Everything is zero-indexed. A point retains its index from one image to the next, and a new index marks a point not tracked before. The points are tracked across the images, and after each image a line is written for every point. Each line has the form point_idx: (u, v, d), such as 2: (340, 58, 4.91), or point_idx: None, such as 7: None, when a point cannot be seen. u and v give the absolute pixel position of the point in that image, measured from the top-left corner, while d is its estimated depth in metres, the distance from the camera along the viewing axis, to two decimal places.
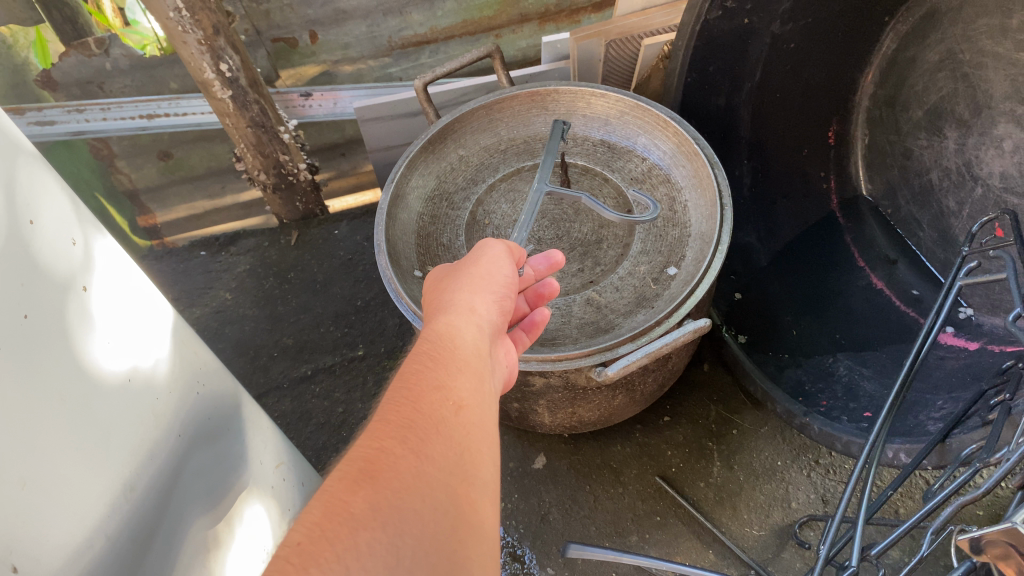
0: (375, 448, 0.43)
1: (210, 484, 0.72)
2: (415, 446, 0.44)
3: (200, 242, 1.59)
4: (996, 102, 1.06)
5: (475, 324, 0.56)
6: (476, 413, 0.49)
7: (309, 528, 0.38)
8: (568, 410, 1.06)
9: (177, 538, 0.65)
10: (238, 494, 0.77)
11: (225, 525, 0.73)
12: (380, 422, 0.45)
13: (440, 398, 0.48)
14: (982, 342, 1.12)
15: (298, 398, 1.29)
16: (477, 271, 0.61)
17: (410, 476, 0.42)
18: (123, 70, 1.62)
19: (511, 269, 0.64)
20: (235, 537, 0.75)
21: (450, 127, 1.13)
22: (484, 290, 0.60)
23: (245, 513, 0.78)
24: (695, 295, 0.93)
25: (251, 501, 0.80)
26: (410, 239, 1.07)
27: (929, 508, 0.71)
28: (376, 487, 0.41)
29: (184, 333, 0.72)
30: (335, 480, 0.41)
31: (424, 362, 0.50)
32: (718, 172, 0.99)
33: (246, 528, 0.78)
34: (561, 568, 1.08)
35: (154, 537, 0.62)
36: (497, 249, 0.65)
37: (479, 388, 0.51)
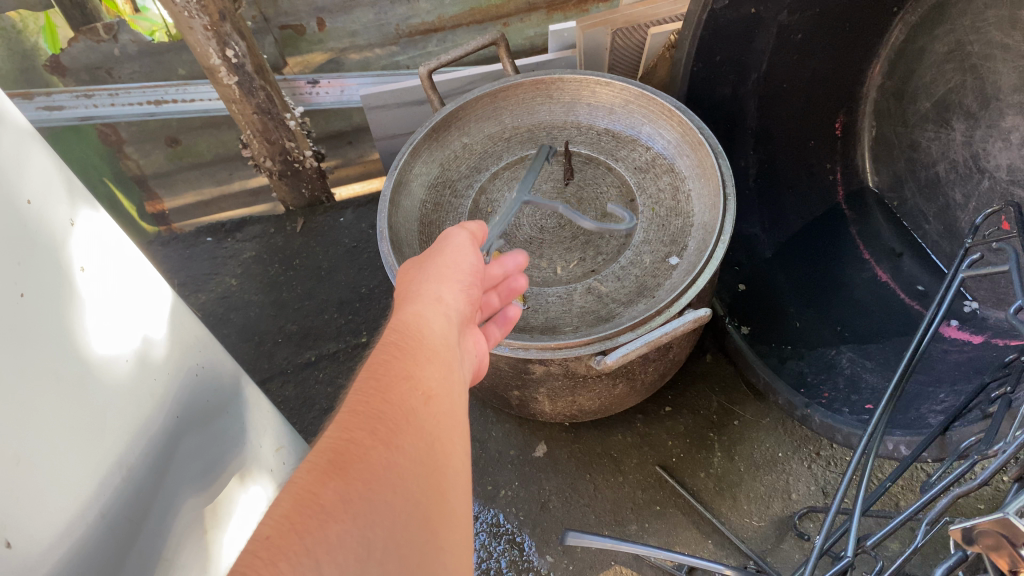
0: (344, 439, 0.43)
1: (207, 470, 0.73)
2: (384, 436, 0.44)
3: (206, 229, 1.59)
4: (1004, 94, 1.05)
5: (443, 315, 0.57)
6: (446, 402, 0.49)
7: (279, 521, 0.39)
8: (569, 398, 1.06)
9: (173, 519, 0.66)
10: (237, 475, 0.78)
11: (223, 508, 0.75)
12: (349, 413, 0.45)
13: (408, 387, 0.48)
14: (987, 335, 1.12)
15: (301, 383, 1.30)
16: (443, 260, 0.62)
17: (380, 468, 0.42)
18: (132, 56, 1.62)
19: (477, 257, 0.65)
20: (233, 522, 0.76)
21: (455, 114, 1.13)
22: (451, 280, 0.61)
23: (245, 497, 0.79)
24: (696, 285, 0.93)
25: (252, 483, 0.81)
26: (413, 226, 1.07)
27: (924, 501, 0.70)
28: (347, 480, 0.41)
29: (181, 315, 0.73)
30: (305, 473, 0.42)
31: (391, 352, 0.51)
32: (723, 162, 0.99)
33: (245, 510, 0.79)
34: (560, 556, 1.09)
35: (150, 519, 0.63)
36: (462, 237, 0.66)
37: (448, 377, 0.51)
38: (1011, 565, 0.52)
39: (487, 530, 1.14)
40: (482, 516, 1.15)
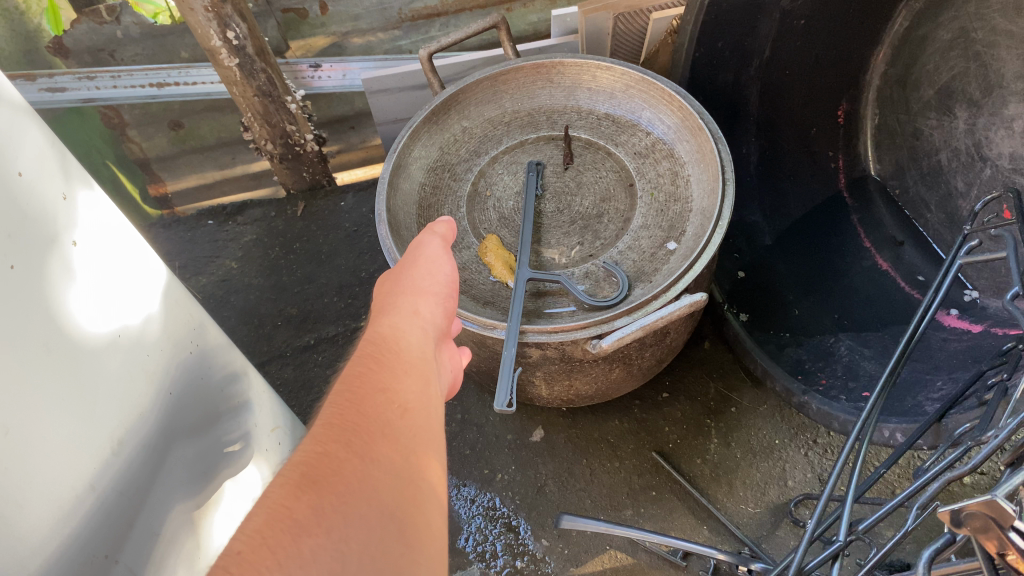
0: (319, 452, 0.43)
1: (193, 453, 0.73)
2: (360, 449, 0.44)
3: (208, 211, 1.59)
4: (1008, 82, 1.05)
5: (419, 327, 0.58)
6: (423, 414, 0.49)
7: (252, 537, 0.38)
8: (565, 383, 1.06)
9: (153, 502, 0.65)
10: (224, 462, 0.78)
11: (209, 490, 0.75)
12: (323, 427, 0.45)
13: (384, 401, 0.48)
14: (986, 325, 1.11)
15: (300, 365, 1.30)
16: (418, 274, 0.63)
17: (356, 480, 0.42)
18: (134, 38, 1.60)
19: (452, 268, 0.66)
20: (219, 503, 0.77)
21: (455, 97, 1.13)
22: (427, 295, 0.62)
23: (233, 479, 0.80)
24: (693, 270, 0.93)
25: (241, 466, 0.82)
26: (411, 209, 1.07)
27: (915, 487, 0.70)
28: (321, 493, 0.40)
29: (175, 292, 0.74)
30: (278, 487, 0.41)
31: (368, 365, 0.51)
32: (722, 147, 0.99)
33: (231, 492, 0.79)
34: (556, 539, 1.10)
35: (137, 498, 0.63)
36: (438, 248, 0.67)
37: (425, 390, 0.51)
38: (999, 548, 0.52)
39: (483, 513, 1.14)
40: (478, 499, 1.16)
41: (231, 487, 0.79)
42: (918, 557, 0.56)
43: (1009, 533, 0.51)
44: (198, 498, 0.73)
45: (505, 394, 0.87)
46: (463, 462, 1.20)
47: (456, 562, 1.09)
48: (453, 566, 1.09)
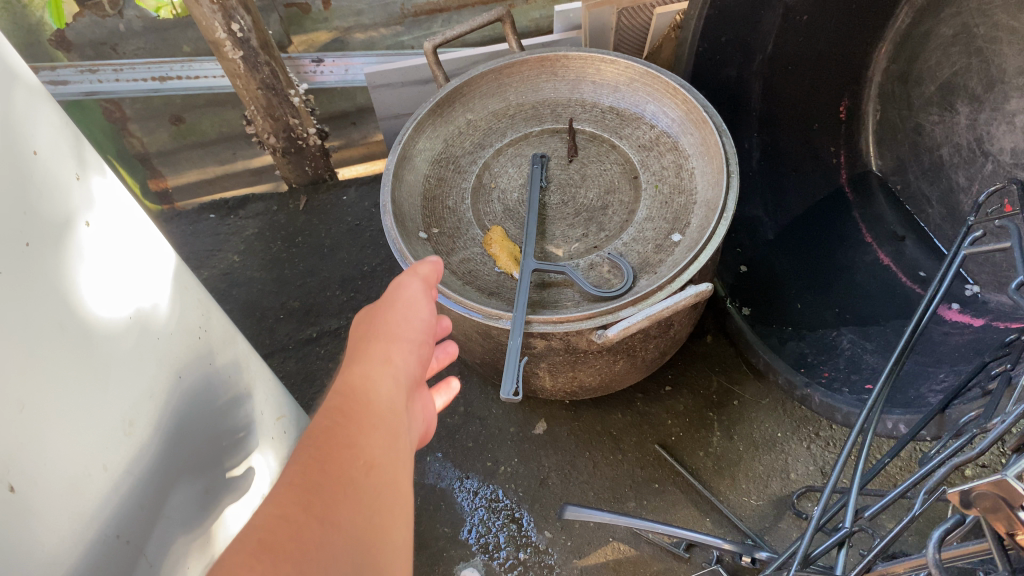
0: (279, 515, 0.41)
1: (203, 439, 0.72)
2: (321, 512, 0.42)
3: (209, 205, 1.59)
4: (1009, 77, 1.07)
5: (391, 377, 0.56)
6: (386, 475, 0.48)
7: None
8: (569, 374, 1.06)
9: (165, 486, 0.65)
10: (230, 452, 0.78)
11: (216, 480, 0.74)
12: (284, 485, 0.43)
13: (351, 458, 0.46)
14: (988, 318, 1.12)
15: (303, 358, 1.31)
16: (395, 318, 0.62)
17: (317, 549, 0.40)
18: (137, 32, 1.60)
19: (429, 313, 0.65)
20: (224, 494, 0.76)
21: (459, 90, 1.13)
22: (403, 341, 0.61)
23: (238, 469, 0.79)
24: (699, 260, 0.94)
25: (246, 456, 0.82)
26: (416, 201, 1.07)
27: (918, 475, 0.70)
28: (280, 560, 0.38)
29: (183, 280, 0.74)
30: (234, 548, 0.38)
31: (335, 419, 0.49)
32: (727, 140, 1.00)
33: (236, 483, 0.79)
34: (559, 531, 1.10)
35: (150, 485, 0.63)
36: (417, 290, 0.66)
37: (391, 448, 0.50)
38: (1008, 527, 0.53)
39: (486, 505, 1.14)
40: (481, 492, 1.15)
41: (236, 478, 0.79)
42: (929, 538, 0.56)
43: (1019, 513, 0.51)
44: (207, 487, 0.73)
45: (511, 382, 0.88)
46: (466, 455, 1.20)
47: (459, 554, 1.09)
48: (456, 558, 1.09)
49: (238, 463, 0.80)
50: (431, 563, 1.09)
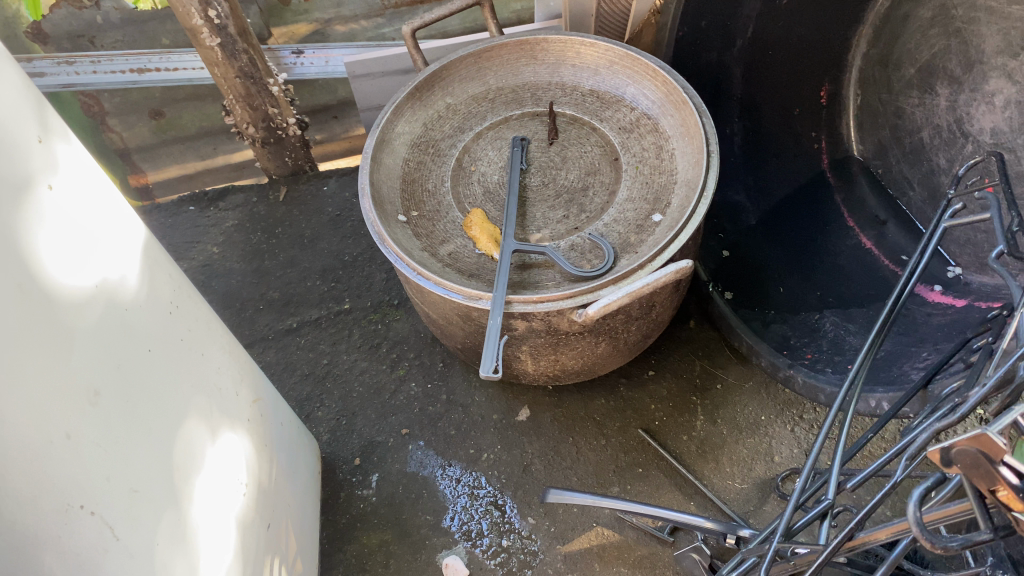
0: None
1: (176, 415, 0.71)
2: None
3: (189, 198, 1.58)
4: (987, 57, 1.08)
5: None
6: None
7: None
8: (551, 357, 1.05)
9: (136, 460, 0.63)
10: (207, 434, 0.76)
11: (193, 460, 0.72)
12: None
13: None
14: (970, 299, 1.12)
15: (283, 349, 1.31)
16: None
17: None
18: (114, 24, 1.60)
19: None
20: (205, 477, 0.74)
21: (439, 73, 1.12)
22: None
23: (217, 451, 0.77)
24: (679, 240, 0.93)
25: (223, 439, 0.80)
26: (395, 184, 1.06)
27: (898, 447, 0.69)
28: None
29: (154, 257, 0.73)
30: None
31: None
32: (707, 120, 1.00)
33: (216, 467, 0.77)
34: (542, 517, 1.09)
35: (121, 457, 0.61)
36: None
37: None
38: (989, 485, 0.52)
39: (468, 493, 1.12)
40: (464, 479, 1.14)
41: (216, 461, 0.77)
42: (910, 498, 0.55)
43: (1000, 467, 0.50)
44: (183, 466, 0.71)
45: (490, 360, 0.87)
46: (448, 443, 1.18)
47: (441, 542, 1.07)
48: (438, 546, 1.07)
49: (216, 446, 0.78)
50: (412, 551, 1.06)
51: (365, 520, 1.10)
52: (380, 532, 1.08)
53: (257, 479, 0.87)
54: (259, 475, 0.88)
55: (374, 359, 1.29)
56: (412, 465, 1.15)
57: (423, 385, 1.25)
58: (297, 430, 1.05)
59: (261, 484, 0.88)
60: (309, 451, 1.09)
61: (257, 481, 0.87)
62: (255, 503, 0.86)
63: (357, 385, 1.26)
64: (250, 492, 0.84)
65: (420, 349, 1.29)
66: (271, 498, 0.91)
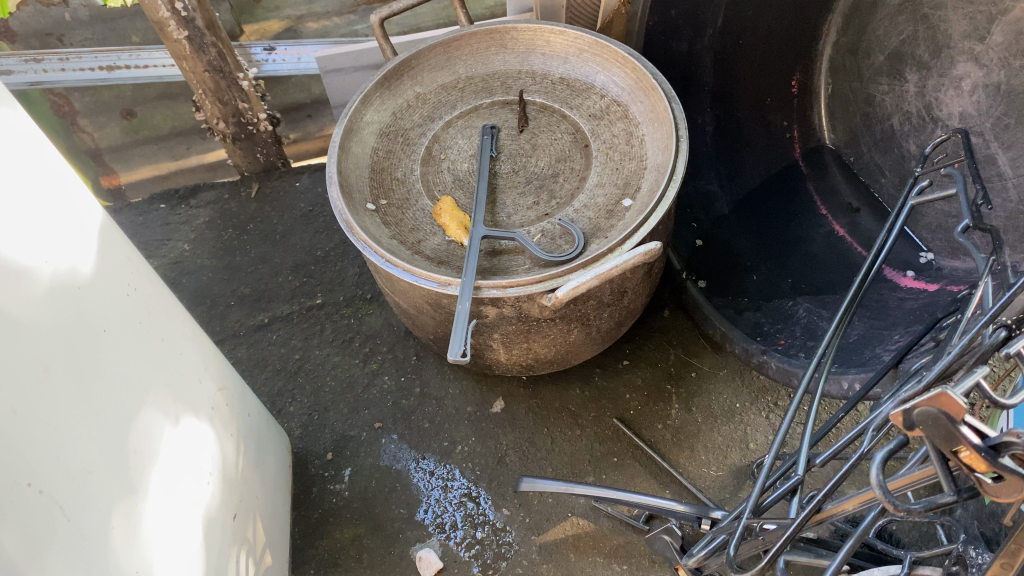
0: None
1: (133, 399, 0.69)
2: None
3: (159, 196, 1.56)
4: (955, 42, 1.09)
5: None
6: None
7: None
8: (524, 346, 1.03)
9: (88, 441, 0.61)
10: (166, 419, 0.74)
11: (152, 446, 0.70)
12: None
13: None
14: (942, 283, 1.12)
15: (254, 345, 1.30)
16: None
17: None
18: (82, 22, 1.58)
19: None
20: (164, 464, 0.72)
21: (407, 62, 1.12)
22: None
23: (177, 438, 0.76)
24: (649, 223, 0.92)
25: (184, 427, 0.78)
26: (363, 172, 1.04)
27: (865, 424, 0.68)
28: None
29: (111, 238, 0.71)
30: None
31: None
32: (675, 106, 1.00)
33: (177, 455, 0.75)
34: (517, 508, 1.08)
35: (73, 437, 0.59)
36: None
37: None
38: (950, 448, 0.48)
39: (442, 486, 1.11)
40: (437, 472, 1.12)
41: (176, 448, 0.75)
42: (873, 464, 0.53)
43: (958, 425, 0.46)
44: (141, 451, 0.69)
45: (459, 344, 0.86)
46: (422, 436, 1.16)
47: (415, 535, 1.06)
48: (412, 539, 1.05)
49: (176, 433, 0.76)
50: (386, 545, 1.05)
51: (338, 514, 1.08)
52: (353, 526, 1.07)
53: (223, 470, 0.85)
54: (225, 465, 0.86)
55: (346, 353, 1.27)
56: (385, 459, 1.14)
57: (396, 378, 1.23)
58: (265, 422, 1.04)
59: (227, 474, 0.86)
60: (279, 444, 1.08)
61: (222, 470, 0.85)
62: (222, 494, 0.84)
63: (329, 379, 1.24)
64: (216, 482, 0.83)
65: (392, 342, 1.28)
66: (237, 489, 0.89)
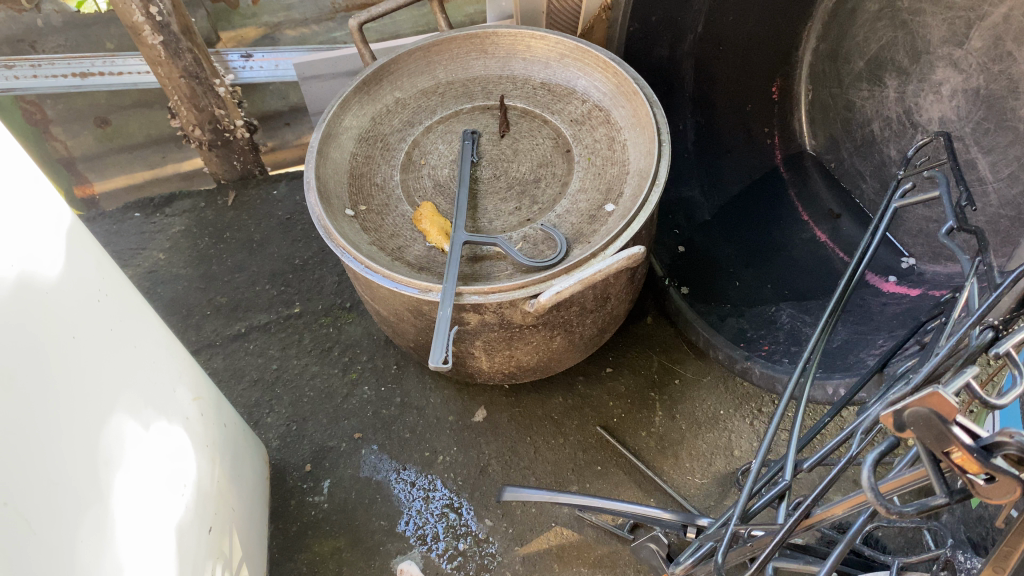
0: None
1: (101, 405, 0.66)
2: None
3: (134, 204, 1.53)
4: (934, 47, 1.09)
5: None
6: None
7: None
8: (506, 353, 1.01)
9: (51, 450, 0.58)
10: (137, 429, 0.72)
11: (122, 455, 0.68)
12: None
13: None
14: (924, 288, 1.12)
15: (231, 355, 1.27)
16: None
17: None
18: (55, 28, 1.55)
19: None
20: (135, 474, 0.70)
21: (386, 67, 1.11)
22: None
23: (149, 448, 0.73)
24: (632, 227, 0.91)
25: (156, 436, 0.75)
26: (342, 178, 1.03)
27: (849, 431, 0.67)
28: None
29: (81, 241, 0.69)
30: None
31: None
32: (656, 110, 0.99)
33: (148, 466, 0.73)
34: (500, 519, 1.06)
35: (36, 446, 0.57)
36: None
37: None
38: (940, 448, 0.46)
39: (423, 497, 1.08)
40: (418, 483, 1.10)
41: (148, 459, 0.73)
42: (864, 464, 0.51)
43: (950, 425, 0.45)
44: (111, 461, 0.66)
45: (440, 351, 0.84)
46: (403, 446, 1.14)
47: (396, 548, 1.03)
48: (393, 551, 1.03)
49: (147, 442, 0.73)
50: (366, 558, 1.02)
51: (316, 527, 1.05)
52: (333, 539, 1.04)
53: (197, 481, 0.83)
54: (200, 477, 0.84)
55: (325, 363, 1.25)
56: (366, 470, 1.12)
57: (377, 388, 1.21)
58: (241, 432, 1.01)
59: (202, 485, 0.84)
60: (256, 455, 1.05)
61: (197, 482, 0.83)
62: (196, 506, 0.81)
63: (307, 390, 1.22)
64: (191, 495, 0.80)
65: (372, 351, 1.26)
66: (213, 501, 0.86)
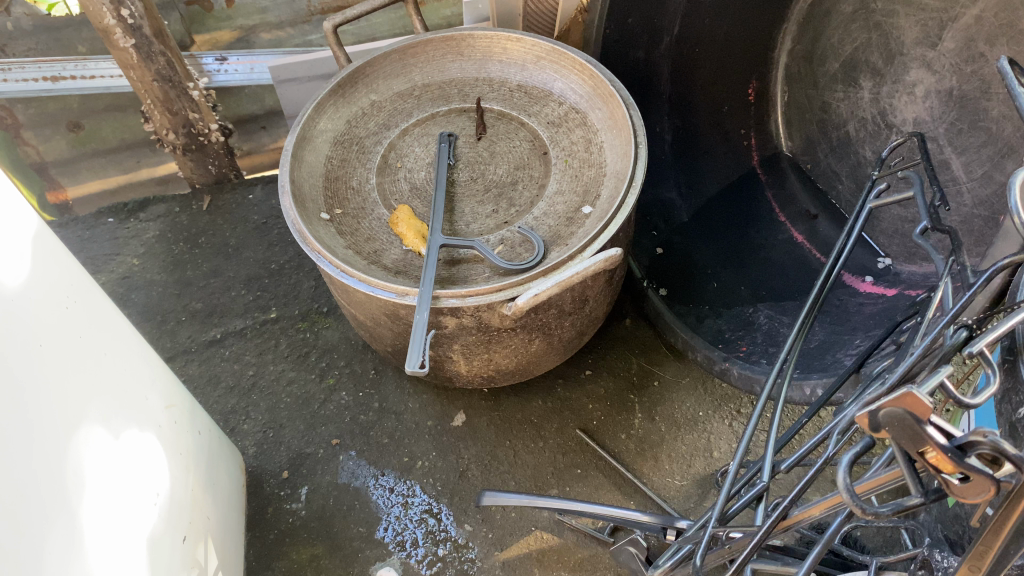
0: None
1: (69, 415, 0.65)
2: None
3: (107, 209, 1.51)
4: (907, 49, 1.10)
5: None
6: None
7: None
8: (484, 356, 1.01)
9: (16, 460, 0.57)
10: (107, 438, 0.71)
11: (92, 465, 0.67)
12: None
13: None
14: (900, 288, 1.12)
15: (206, 361, 1.26)
16: None
17: None
18: (26, 31, 1.53)
19: None
20: (106, 484, 0.69)
21: (362, 69, 1.10)
22: None
23: (120, 457, 0.72)
24: (609, 230, 0.91)
25: (127, 445, 0.74)
26: (317, 181, 1.02)
27: (824, 434, 0.67)
28: None
29: (50, 249, 0.68)
30: None
31: None
32: (633, 112, 0.99)
33: (119, 475, 0.71)
34: (479, 524, 1.05)
35: (3, 457, 0.56)
36: None
37: None
38: (915, 446, 0.46)
39: (402, 502, 1.08)
40: (397, 488, 1.09)
41: (119, 468, 0.71)
42: (838, 465, 0.50)
43: (924, 425, 0.44)
44: (81, 471, 0.65)
45: (417, 355, 0.83)
46: (381, 452, 1.13)
47: (374, 554, 1.02)
48: (371, 558, 1.02)
49: (119, 451, 0.72)
50: (344, 565, 1.01)
51: (294, 535, 1.04)
52: (310, 546, 1.03)
53: (171, 489, 0.82)
54: (173, 485, 0.82)
55: (302, 368, 1.24)
56: (344, 476, 1.10)
57: (354, 393, 1.20)
58: (216, 439, 1.00)
59: (176, 494, 0.83)
60: (232, 462, 1.04)
61: (171, 491, 0.81)
62: (170, 514, 0.80)
63: (284, 396, 1.21)
64: (164, 503, 0.79)
65: (350, 356, 1.25)
66: (188, 510, 0.85)
